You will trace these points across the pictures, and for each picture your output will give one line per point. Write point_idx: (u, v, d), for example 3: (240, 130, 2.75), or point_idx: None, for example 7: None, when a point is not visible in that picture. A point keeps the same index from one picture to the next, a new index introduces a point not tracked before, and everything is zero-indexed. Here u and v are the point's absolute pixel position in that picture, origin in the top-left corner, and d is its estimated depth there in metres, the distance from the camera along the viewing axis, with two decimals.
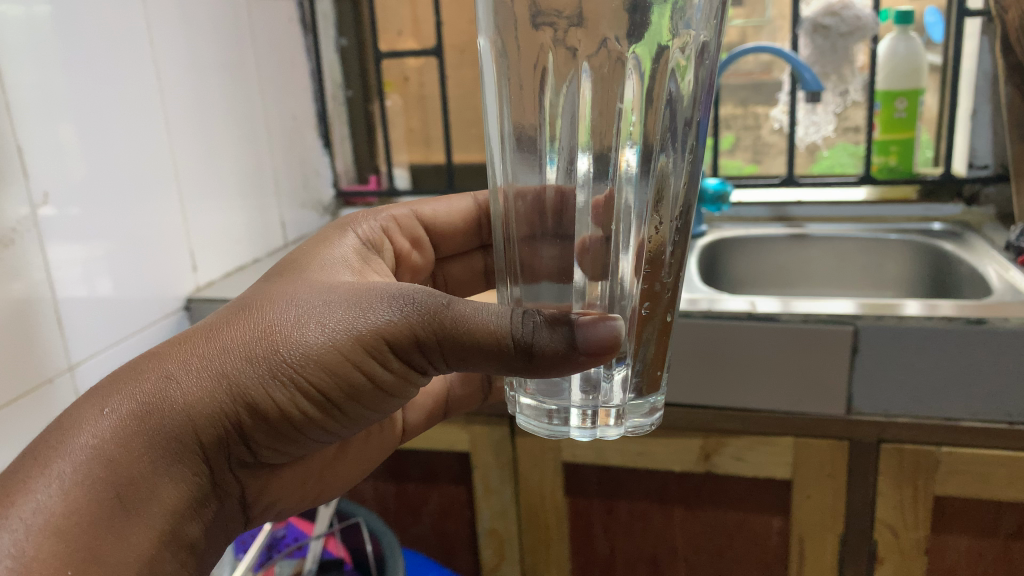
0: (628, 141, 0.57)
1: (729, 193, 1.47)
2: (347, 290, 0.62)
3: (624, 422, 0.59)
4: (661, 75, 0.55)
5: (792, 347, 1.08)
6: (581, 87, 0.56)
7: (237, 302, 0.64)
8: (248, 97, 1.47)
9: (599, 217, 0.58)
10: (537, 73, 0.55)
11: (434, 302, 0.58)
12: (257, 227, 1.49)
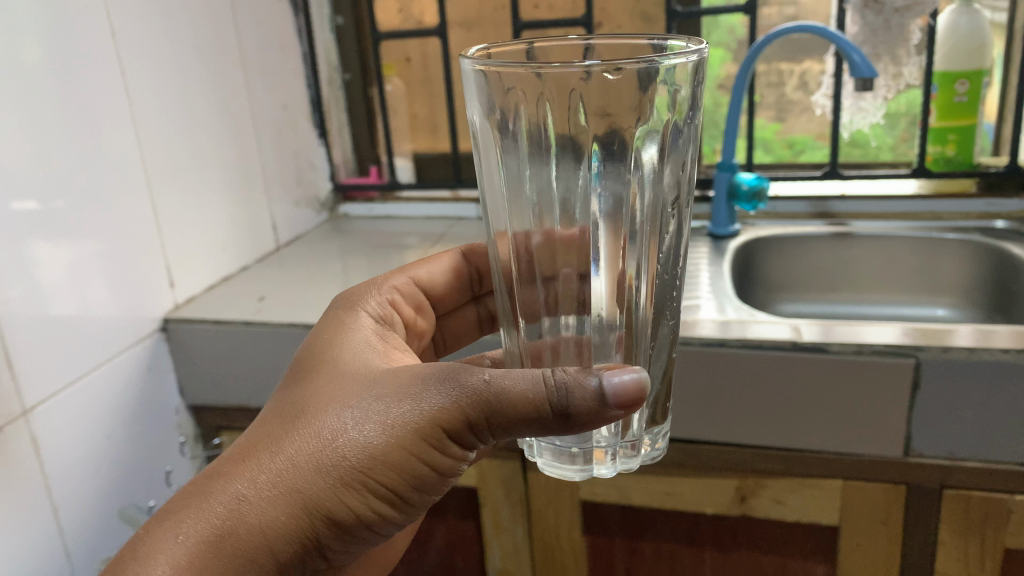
0: (625, 169, 0.59)
1: (766, 190, 1.32)
2: (395, 380, 0.63)
3: (643, 453, 0.65)
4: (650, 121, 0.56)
5: (843, 381, 0.94)
6: (585, 154, 0.58)
7: (284, 406, 0.66)
8: (232, 87, 1.33)
9: (609, 266, 0.62)
10: (526, 118, 0.56)
11: (481, 386, 0.60)
12: (245, 231, 1.36)
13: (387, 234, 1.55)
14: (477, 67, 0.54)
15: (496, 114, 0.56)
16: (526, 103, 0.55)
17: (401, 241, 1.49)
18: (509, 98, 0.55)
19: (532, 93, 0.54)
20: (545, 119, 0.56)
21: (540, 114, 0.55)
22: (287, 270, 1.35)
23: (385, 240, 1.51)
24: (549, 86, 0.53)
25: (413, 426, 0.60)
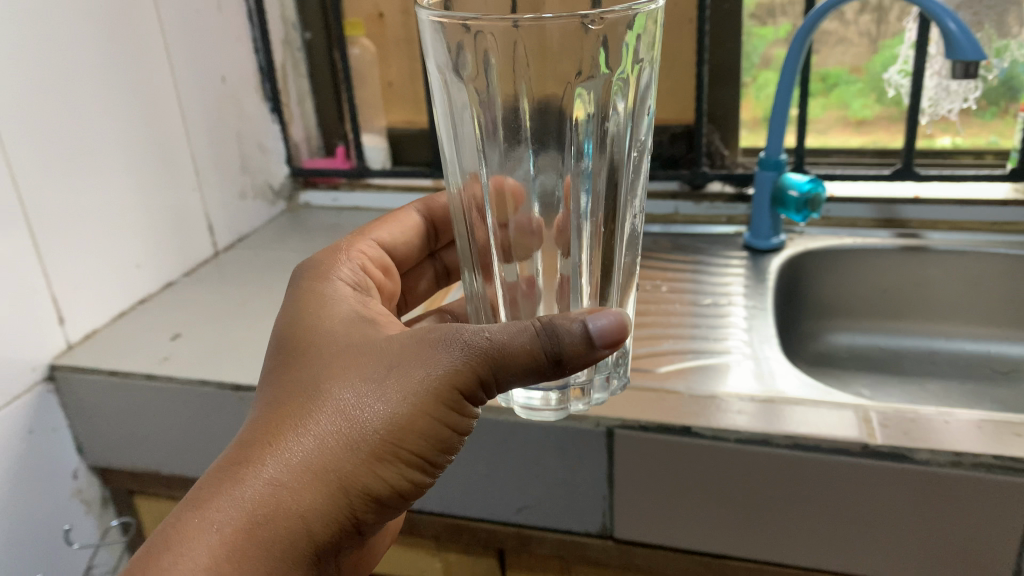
0: (590, 129, 0.58)
1: (821, 197, 1.04)
2: (397, 343, 0.57)
3: (590, 398, 0.62)
4: (618, 77, 0.55)
5: (931, 500, 0.69)
6: (549, 111, 0.58)
7: (284, 382, 0.59)
8: (151, 56, 1.05)
9: (562, 218, 0.62)
10: (471, 64, 0.54)
11: (485, 342, 0.55)
12: (172, 238, 1.10)
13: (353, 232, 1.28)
14: (435, 19, 0.51)
15: (457, 68, 0.55)
16: (489, 44, 0.53)
17: None
18: (470, 37, 0.52)
19: (483, 36, 0.51)
20: (505, 72, 0.55)
21: (497, 55, 0.54)
22: (221, 288, 1.10)
23: None
24: (511, 35, 0.51)
25: (430, 385, 0.55)
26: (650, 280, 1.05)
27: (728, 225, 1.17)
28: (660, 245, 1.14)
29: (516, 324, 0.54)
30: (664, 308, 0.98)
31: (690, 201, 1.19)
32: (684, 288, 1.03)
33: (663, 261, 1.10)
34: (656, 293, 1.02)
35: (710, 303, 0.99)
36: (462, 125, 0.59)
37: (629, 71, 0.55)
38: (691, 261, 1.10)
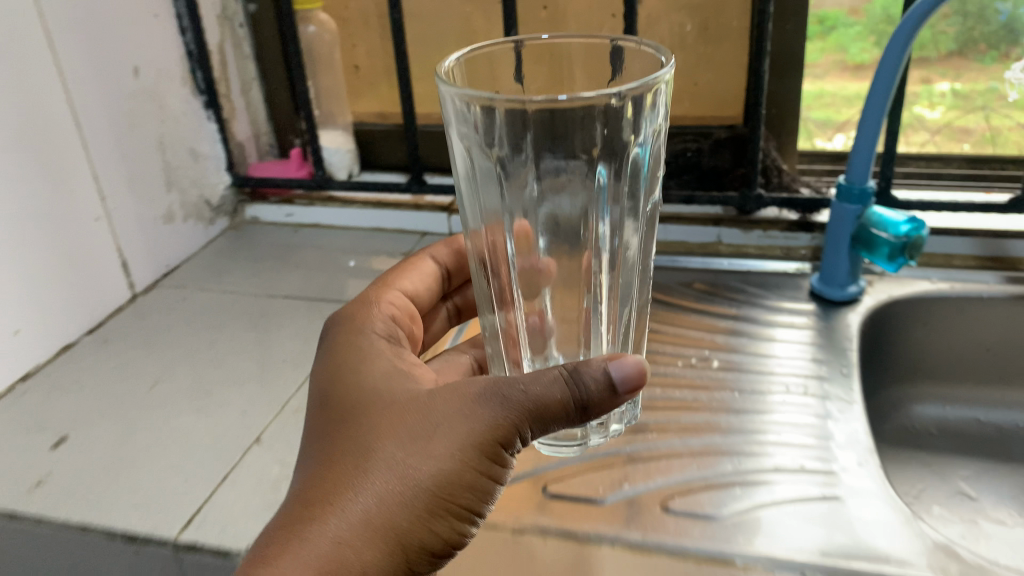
0: (609, 189, 0.49)
1: (924, 242, 0.79)
2: (443, 398, 0.50)
3: (608, 428, 0.56)
4: (635, 136, 0.46)
5: None
6: (566, 181, 0.49)
7: (327, 445, 0.51)
8: (29, 51, 0.77)
9: (580, 281, 0.55)
10: (489, 126, 0.45)
11: (524, 397, 0.48)
12: (68, 286, 0.84)
13: (310, 259, 1.02)
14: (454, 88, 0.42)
15: (479, 140, 0.46)
16: (496, 126, 0.44)
17: (328, 278, 0.97)
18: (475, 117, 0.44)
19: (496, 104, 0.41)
20: (523, 149, 0.46)
21: (511, 136, 0.45)
22: (133, 352, 0.84)
23: (305, 274, 0.98)
24: (522, 118, 0.43)
25: (478, 439, 0.48)
26: (691, 348, 0.80)
27: (788, 262, 0.91)
28: (702, 290, 0.89)
29: (548, 376, 0.48)
30: (715, 397, 0.73)
31: (738, 229, 0.94)
32: (741, 362, 0.78)
33: (707, 316, 0.85)
34: (701, 371, 0.77)
35: (780, 388, 0.74)
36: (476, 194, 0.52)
37: (639, 127, 0.45)
38: (743, 317, 0.85)
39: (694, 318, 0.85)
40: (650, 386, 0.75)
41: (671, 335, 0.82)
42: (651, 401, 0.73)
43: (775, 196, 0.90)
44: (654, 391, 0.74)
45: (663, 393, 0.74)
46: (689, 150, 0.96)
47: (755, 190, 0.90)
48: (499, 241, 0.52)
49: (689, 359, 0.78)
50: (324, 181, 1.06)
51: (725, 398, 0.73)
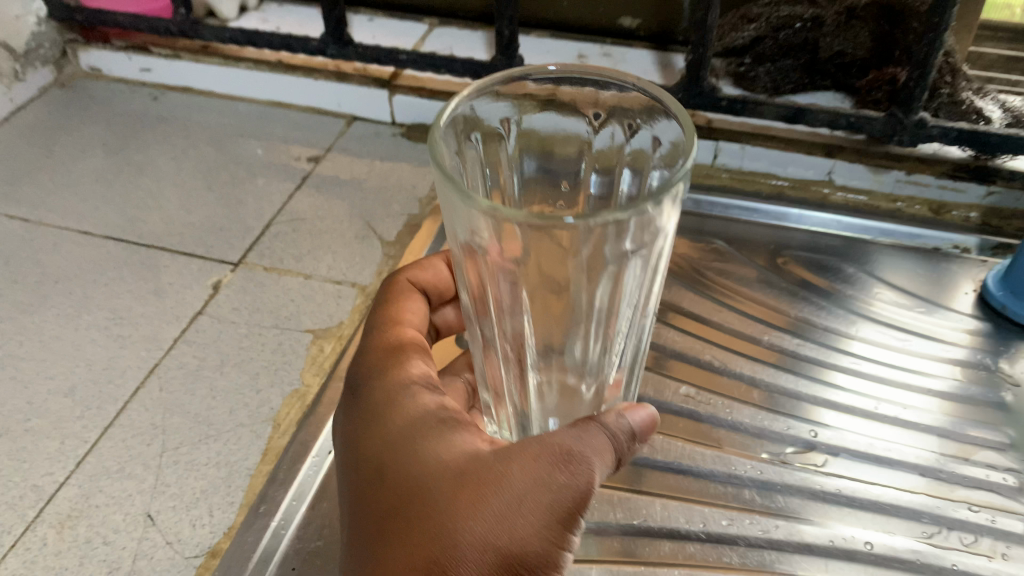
0: (612, 307, 0.30)
1: None
2: (554, 440, 0.28)
3: None
4: (648, 254, 0.27)
5: None
6: (559, 298, 0.30)
7: (370, 531, 0.28)
8: None
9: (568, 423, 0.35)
10: (470, 229, 0.26)
11: (588, 444, 0.28)
12: None
13: (167, 155, 0.64)
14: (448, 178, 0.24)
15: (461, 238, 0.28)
16: (460, 223, 0.26)
17: (188, 197, 0.60)
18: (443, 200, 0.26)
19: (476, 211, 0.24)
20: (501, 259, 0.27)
21: (478, 243, 0.27)
22: None
23: (153, 186, 0.61)
24: (486, 226, 0.25)
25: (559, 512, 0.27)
26: (781, 418, 0.46)
27: (938, 234, 0.55)
28: (797, 285, 0.53)
29: (588, 429, 0.28)
30: (831, 548, 0.40)
31: (863, 166, 0.57)
32: (872, 458, 0.43)
33: (808, 344, 0.50)
34: (803, 476, 0.43)
35: (948, 533, 0.40)
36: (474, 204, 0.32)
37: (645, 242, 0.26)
38: (869, 352, 0.50)
39: (785, 347, 0.50)
40: (705, 507, 0.41)
41: (743, 386, 0.47)
42: (707, 546, 0.40)
43: (952, 127, 0.51)
44: (716, 522, 0.41)
45: (732, 529, 0.40)
46: (800, 19, 0.54)
47: (918, 115, 0.51)
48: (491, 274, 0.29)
49: (779, 446, 0.44)
50: (189, 26, 0.66)
51: (850, 554, 0.40)
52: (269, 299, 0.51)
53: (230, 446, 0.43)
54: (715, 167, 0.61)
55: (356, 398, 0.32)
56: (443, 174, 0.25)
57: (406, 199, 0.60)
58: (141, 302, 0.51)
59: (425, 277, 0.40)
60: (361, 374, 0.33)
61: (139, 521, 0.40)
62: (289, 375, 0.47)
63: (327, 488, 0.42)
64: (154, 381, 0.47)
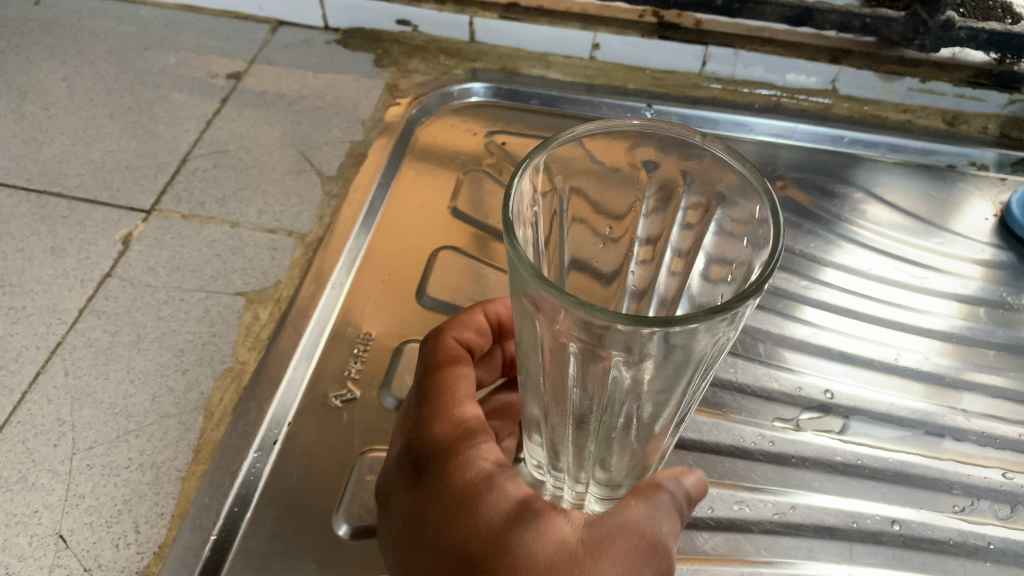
0: (688, 385, 0.28)
1: None
2: (628, 536, 0.27)
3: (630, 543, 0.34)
4: (731, 332, 0.25)
5: None
6: (632, 380, 0.27)
7: None
8: None
9: (621, 467, 0.32)
10: (559, 311, 0.25)
11: (650, 530, 0.28)
12: None
13: (56, 75, 0.54)
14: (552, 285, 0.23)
15: (544, 319, 0.26)
16: (541, 317, 0.26)
17: (85, 127, 0.50)
18: (521, 286, 0.26)
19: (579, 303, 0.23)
20: (580, 358, 0.27)
21: (559, 338, 0.26)
22: None
23: (41, 114, 0.51)
24: (575, 323, 0.25)
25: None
26: (790, 376, 0.41)
27: (954, 149, 0.51)
28: (804, 216, 0.48)
29: (646, 512, 0.28)
30: (854, 531, 0.35)
31: (872, 73, 0.52)
32: (893, 420, 0.40)
33: (817, 286, 0.45)
34: (820, 446, 0.38)
35: (979, 505, 0.37)
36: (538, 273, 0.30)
37: (726, 338, 0.26)
38: (884, 293, 0.45)
39: (791, 292, 0.44)
40: (712, 488, 0.36)
41: (744, 340, 0.42)
42: (719, 535, 0.35)
43: (981, 28, 0.47)
44: (726, 507, 0.35)
45: (745, 513, 0.35)
46: None
47: (944, 14, 0.46)
48: (576, 336, 0.25)
49: (790, 411, 0.39)
50: None
51: (876, 535, 0.35)
52: (190, 256, 0.44)
53: (155, 444, 0.37)
54: (702, 76, 0.54)
55: (418, 478, 0.28)
56: (531, 270, 0.24)
57: (346, 121, 0.51)
58: (35, 264, 0.43)
59: (467, 331, 0.34)
60: (424, 447, 0.29)
61: (48, 544, 0.33)
62: (220, 350, 0.40)
63: (274, 488, 0.36)
64: (57, 365, 0.39)
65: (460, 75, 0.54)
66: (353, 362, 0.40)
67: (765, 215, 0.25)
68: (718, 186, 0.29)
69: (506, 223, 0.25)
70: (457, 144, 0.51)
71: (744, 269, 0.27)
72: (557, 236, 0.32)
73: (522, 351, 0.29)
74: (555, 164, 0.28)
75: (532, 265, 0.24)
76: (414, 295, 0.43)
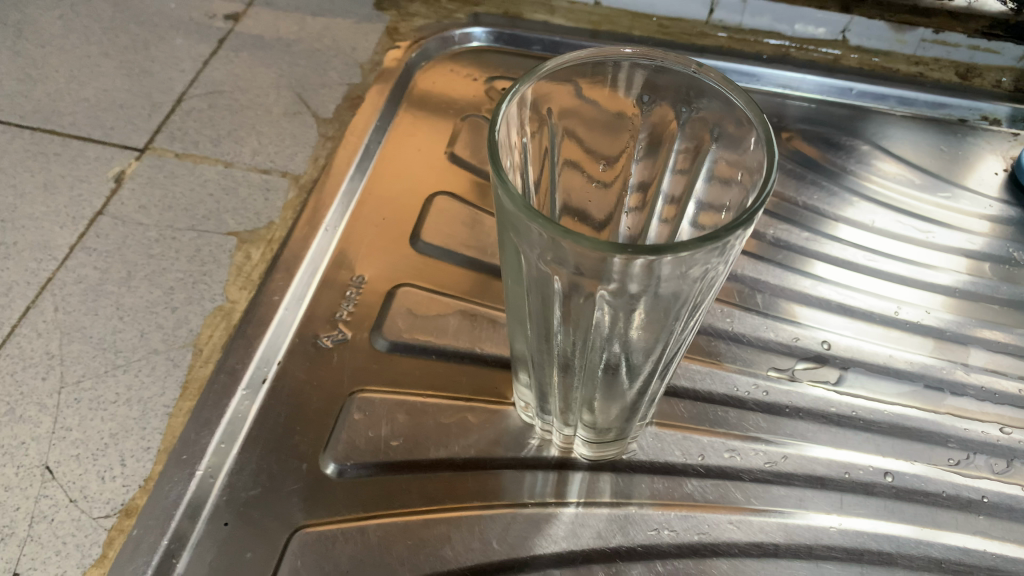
0: (675, 328, 0.28)
1: None
2: None
3: (612, 490, 0.34)
4: (719, 268, 0.25)
5: None
6: (617, 319, 0.27)
7: None
8: None
9: (605, 414, 0.32)
10: (543, 245, 0.24)
11: None
12: None
13: (51, 13, 0.53)
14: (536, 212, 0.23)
15: (529, 254, 0.25)
16: (528, 251, 0.25)
17: (79, 66, 0.49)
18: (508, 220, 0.25)
19: (563, 233, 0.22)
20: (567, 294, 0.26)
21: (545, 272, 0.26)
22: None
23: (35, 52, 0.50)
24: (562, 256, 0.24)
25: None
26: (788, 327, 0.40)
27: (966, 103, 0.49)
28: (809, 167, 0.47)
29: None
30: (846, 482, 0.35)
31: (884, 23, 0.50)
32: (892, 373, 0.39)
33: (821, 239, 0.44)
34: (815, 396, 0.38)
35: (975, 459, 0.36)
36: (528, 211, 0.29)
37: (717, 273, 0.25)
38: (887, 247, 0.44)
39: (793, 244, 0.44)
40: (703, 436, 0.36)
41: (742, 291, 0.41)
42: (708, 482, 0.34)
43: None
44: (716, 455, 0.35)
45: (736, 461, 0.35)
46: None
47: None
48: (561, 272, 0.25)
49: (786, 361, 0.39)
50: None
51: (868, 486, 0.35)
52: (182, 195, 0.43)
53: (143, 379, 0.36)
54: (709, 25, 0.53)
55: None
56: (519, 202, 0.23)
57: (344, 64, 0.51)
58: (27, 201, 0.42)
59: None
60: None
61: (34, 475, 0.33)
62: (211, 289, 0.40)
63: (261, 425, 0.35)
64: (46, 300, 0.39)
65: (461, 19, 0.53)
66: (345, 304, 0.40)
67: (758, 144, 0.25)
68: (711, 121, 0.28)
69: (493, 155, 0.24)
70: (456, 91, 0.50)
71: (736, 205, 0.26)
72: (548, 178, 0.31)
73: (509, 290, 0.29)
74: (544, 97, 0.28)
75: (520, 197, 0.24)
76: (408, 240, 0.43)
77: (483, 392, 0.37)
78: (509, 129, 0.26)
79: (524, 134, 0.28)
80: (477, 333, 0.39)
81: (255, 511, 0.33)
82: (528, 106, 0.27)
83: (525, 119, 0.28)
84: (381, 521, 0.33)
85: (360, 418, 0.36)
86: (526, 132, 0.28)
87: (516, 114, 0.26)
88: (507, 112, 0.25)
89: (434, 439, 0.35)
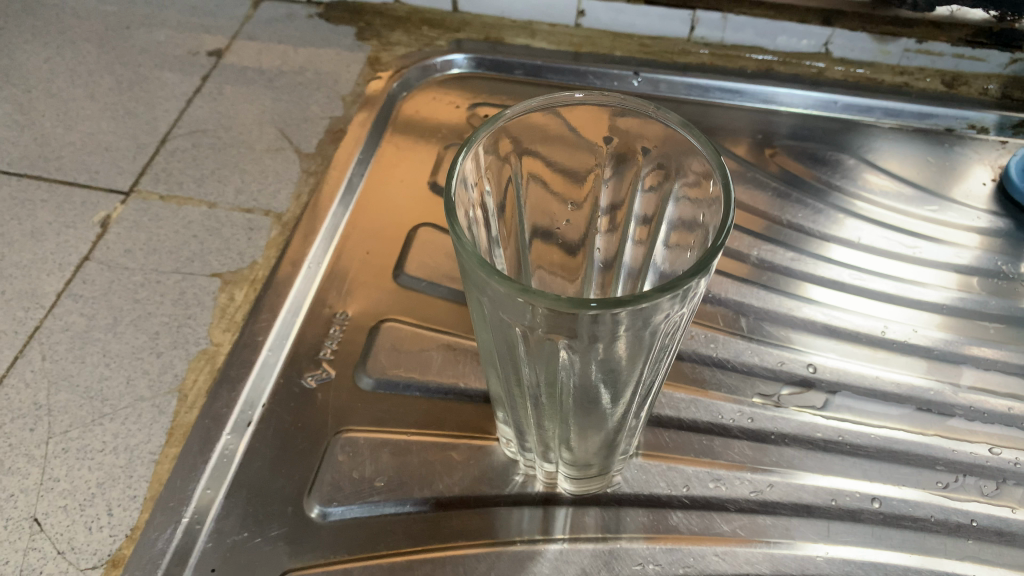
0: (646, 364, 0.28)
1: None
2: None
3: (598, 525, 0.34)
4: (685, 307, 0.25)
5: None
6: (585, 364, 0.27)
7: None
8: None
9: (585, 451, 0.32)
10: (503, 298, 0.24)
11: None
12: None
13: (38, 57, 0.53)
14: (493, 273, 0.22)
15: (491, 305, 0.25)
16: (491, 304, 0.25)
17: (66, 109, 0.50)
18: (468, 274, 0.25)
19: (521, 291, 0.22)
20: (533, 341, 0.26)
21: (508, 321, 0.26)
22: None
23: (23, 97, 0.50)
24: (524, 310, 0.24)
25: None
26: (773, 351, 0.40)
27: (952, 111, 0.49)
28: (795, 185, 0.47)
29: None
30: (833, 509, 0.34)
31: (866, 34, 0.50)
32: (878, 395, 0.39)
33: (806, 259, 0.44)
34: (801, 422, 0.37)
35: (965, 481, 0.36)
36: (490, 251, 0.29)
37: (680, 314, 0.25)
38: (875, 264, 0.44)
39: (778, 264, 0.43)
40: (688, 466, 0.36)
41: (727, 315, 0.41)
42: (693, 513, 0.34)
43: None
44: (702, 485, 0.35)
45: (721, 491, 0.35)
46: None
47: None
48: (525, 323, 0.25)
49: (770, 387, 0.39)
50: None
51: (856, 514, 0.34)
52: (167, 238, 0.44)
53: (130, 426, 0.37)
54: (691, 42, 0.53)
55: None
56: (476, 258, 0.23)
57: (326, 97, 0.51)
58: (15, 249, 0.43)
59: None
60: None
61: (23, 528, 0.33)
62: (195, 333, 0.40)
63: (246, 469, 0.35)
64: (35, 349, 0.39)
65: (443, 47, 0.54)
66: (329, 342, 0.40)
67: (717, 185, 0.25)
68: (672, 152, 0.28)
69: (450, 212, 0.24)
70: (439, 117, 0.50)
71: (700, 236, 0.26)
72: (513, 212, 0.31)
73: (478, 333, 0.29)
74: (502, 141, 0.28)
75: (478, 253, 0.23)
76: (391, 273, 0.43)
77: (468, 428, 0.37)
78: (466, 184, 0.26)
79: (484, 179, 0.28)
80: (457, 366, 0.39)
81: (241, 556, 0.33)
82: (486, 152, 0.28)
83: (484, 160, 0.28)
84: (365, 563, 0.33)
85: (345, 458, 0.36)
86: (486, 177, 0.28)
87: (472, 166, 0.27)
88: (459, 165, 0.25)
89: (419, 479, 0.35)
